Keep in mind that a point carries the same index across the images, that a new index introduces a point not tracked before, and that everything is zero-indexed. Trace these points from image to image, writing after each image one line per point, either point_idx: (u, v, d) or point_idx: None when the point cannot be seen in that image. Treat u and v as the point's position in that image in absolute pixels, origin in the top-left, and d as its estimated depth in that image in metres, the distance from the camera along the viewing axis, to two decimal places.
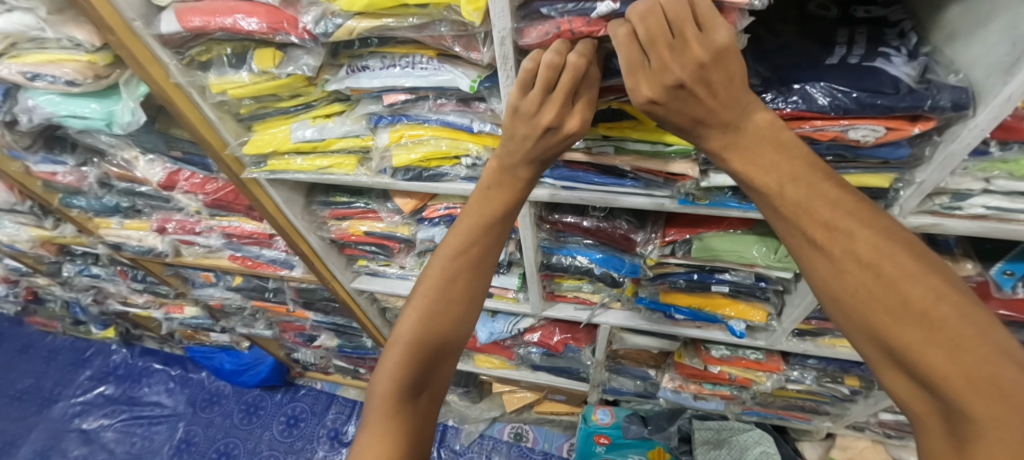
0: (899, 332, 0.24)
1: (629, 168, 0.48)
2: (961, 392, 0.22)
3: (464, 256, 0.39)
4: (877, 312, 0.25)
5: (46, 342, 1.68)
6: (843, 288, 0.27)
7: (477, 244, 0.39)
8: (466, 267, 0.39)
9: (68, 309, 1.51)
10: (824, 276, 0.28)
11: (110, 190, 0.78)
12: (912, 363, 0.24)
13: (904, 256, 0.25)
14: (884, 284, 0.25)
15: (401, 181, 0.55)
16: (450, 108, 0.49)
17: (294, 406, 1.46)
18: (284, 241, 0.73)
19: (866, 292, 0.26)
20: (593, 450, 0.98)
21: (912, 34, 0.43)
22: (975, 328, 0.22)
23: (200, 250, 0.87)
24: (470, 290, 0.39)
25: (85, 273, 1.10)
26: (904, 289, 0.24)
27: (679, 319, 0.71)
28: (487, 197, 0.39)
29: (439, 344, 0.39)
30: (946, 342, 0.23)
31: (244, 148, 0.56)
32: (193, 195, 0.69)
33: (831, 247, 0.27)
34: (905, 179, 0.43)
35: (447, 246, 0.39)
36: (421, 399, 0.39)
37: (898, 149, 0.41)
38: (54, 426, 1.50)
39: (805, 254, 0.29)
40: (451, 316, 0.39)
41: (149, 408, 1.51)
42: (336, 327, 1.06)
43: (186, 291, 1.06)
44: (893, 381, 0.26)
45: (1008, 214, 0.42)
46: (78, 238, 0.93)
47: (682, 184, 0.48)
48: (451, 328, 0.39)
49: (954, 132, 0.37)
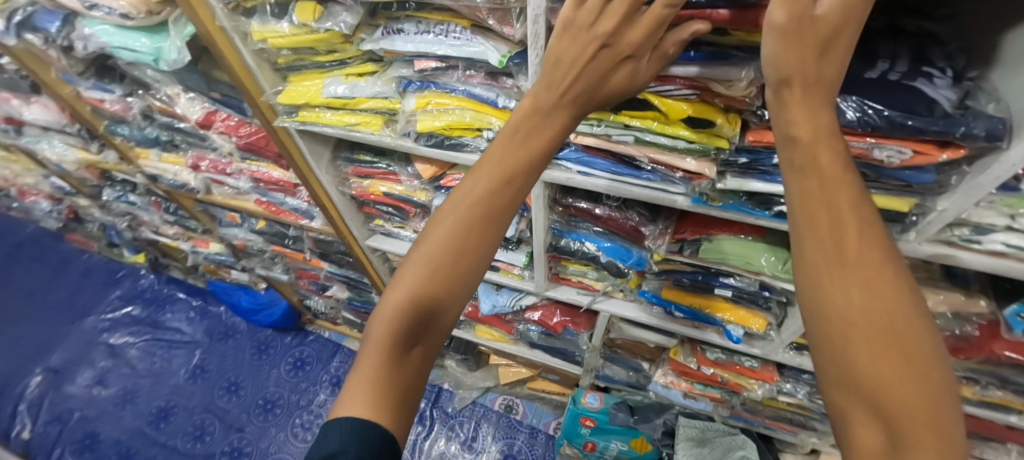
0: (875, 364, 0.24)
1: (645, 159, 0.49)
2: (916, 445, 0.23)
3: (482, 204, 0.39)
4: (865, 338, 0.25)
5: (82, 260, 1.80)
6: (839, 290, 0.26)
7: (497, 195, 0.39)
8: (479, 221, 0.38)
9: (104, 231, 1.61)
10: (823, 275, 0.27)
11: (152, 123, 0.82)
12: (867, 379, 0.24)
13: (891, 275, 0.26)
14: (884, 317, 0.25)
15: (422, 146, 0.57)
16: (478, 80, 0.50)
17: (302, 350, 1.53)
18: (308, 190, 0.76)
19: (861, 302, 0.25)
20: (578, 431, 1.00)
21: (961, 57, 0.41)
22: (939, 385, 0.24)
23: (229, 191, 0.91)
24: (484, 244, 0.39)
25: (123, 199, 1.16)
26: (897, 330, 0.25)
27: (678, 316, 0.72)
28: (515, 145, 0.39)
29: (442, 296, 0.38)
30: (920, 398, 0.23)
31: (278, 97, 0.58)
32: (227, 136, 0.72)
33: (841, 249, 0.27)
34: (926, 205, 0.42)
35: (466, 198, 0.39)
36: (412, 352, 0.38)
37: (923, 173, 0.40)
38: (84, 336, 1.62)
39: (814, 251, 0.27)
40: (461, 266, 0.38)
41: (170, 333, 1.61)
42: (348, 280, 1.10)
43: (213, 228, 1.11)
44: (840, 408, 0.26)
45: None
46: (120, 166, 0.98)
47: (697, 182, 0.48)
48: (459, 278, 0.39)
49: (987, 161, 0.36)
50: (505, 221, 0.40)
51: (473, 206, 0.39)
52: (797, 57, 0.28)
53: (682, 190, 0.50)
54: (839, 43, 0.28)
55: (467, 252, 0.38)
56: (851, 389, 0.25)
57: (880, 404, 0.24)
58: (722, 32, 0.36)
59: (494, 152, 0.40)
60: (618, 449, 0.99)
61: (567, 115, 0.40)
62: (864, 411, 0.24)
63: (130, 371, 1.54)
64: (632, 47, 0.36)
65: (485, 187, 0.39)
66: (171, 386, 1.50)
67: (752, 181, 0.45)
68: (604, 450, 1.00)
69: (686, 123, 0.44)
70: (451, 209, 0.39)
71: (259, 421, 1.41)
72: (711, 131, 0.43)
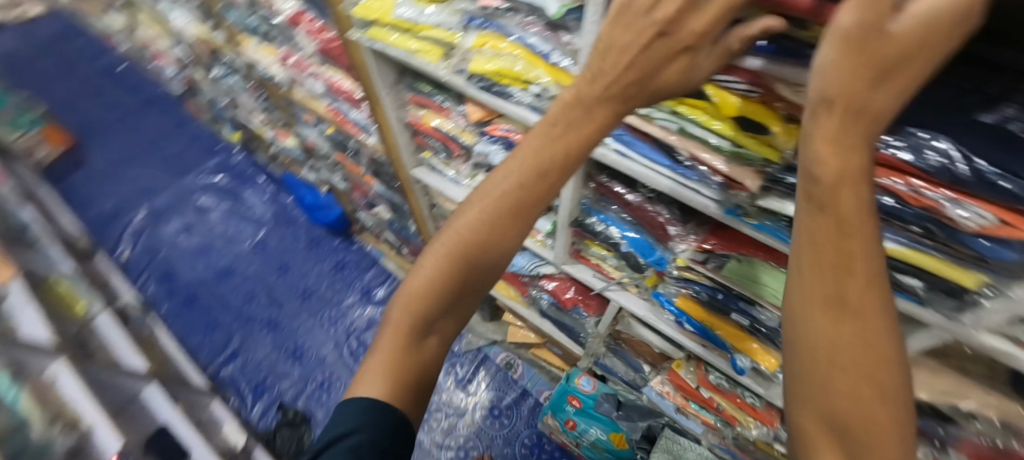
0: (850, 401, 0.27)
1: (686, 154, 0.45)
2: None
3: (509, 195, 0.41)
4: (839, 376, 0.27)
5: (192, 125, 2.04)
6: (835, 340, 0.27)
7: (526, 189, 0.41)
8: (505, 213, 0.41)
9: (212, 105, 1.80)
10: (818, 326, 0.27)
11: (255, 11, 0.89)
12: (837, 416, 0.27)
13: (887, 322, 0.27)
14: (865, 362, 0.26)
15: (471, 87, 0.56)
16: (536, 29, 0.48)
17: (346, 255, 1.66)
18: (370, 106, 0.80)
19: (849, 353, 0.26)
20: (563, 407, 1.01)
21: None
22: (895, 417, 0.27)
23: (306, 91, 0.98)
24: (511, 235, 0.42)
25: (226, 78, 1.29)
26: (872, 372, 0.27)
27: (688, 329, 0.68)
28: (548, 143, 0.40)
29: (465, 281, 0.43)
30: (880, 438, 0.27)
31: (356, 9, 0.61)
32: (310, 38, 0.77)
33: (846, 302, 0.26)
34: (998, 287, 0.35)
35: (491, 195, 0.42)
36: (431, 338, 0.43)
37: (1004, 250, 0.33)
38: (180, 189, 1.87)
39: (816, 299, 0.27)
40: (484, 252, 0.42)
41: (245, 207, 1.81)
42: (392, 202, 1.16)
43: (292, 124, 1.21)
44: (803, 424, 0.29)
45: None
46: (226, 46, 1.08)
47: (734, 192, 0.44)
48: (483, 267, 0.43)
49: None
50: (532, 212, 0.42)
51: (503, 200, 0.41)
52: (848, 76, 0.23)
53: (716, 197, 0.46)
54: (908, 69, 0.23)
55: (490, 242, 0.42)
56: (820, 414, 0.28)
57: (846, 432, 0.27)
58: (801, 25, 0.31)
59: (529, 144, 0.40)
60: (595, 437, 0.98)
61: (609, 111, 0.37)
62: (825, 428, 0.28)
63: (208, 229, 1.76)
64: (694, 37, 0.32)
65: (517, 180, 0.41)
66: (236, 253, 1.70)
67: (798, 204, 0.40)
68: (581, 433, 1.00)
69: (735, 121, 0.40)
70: (479, 203, 0.42)
71: (296, 304, 1.58)
72: (764, 138, 0.39)
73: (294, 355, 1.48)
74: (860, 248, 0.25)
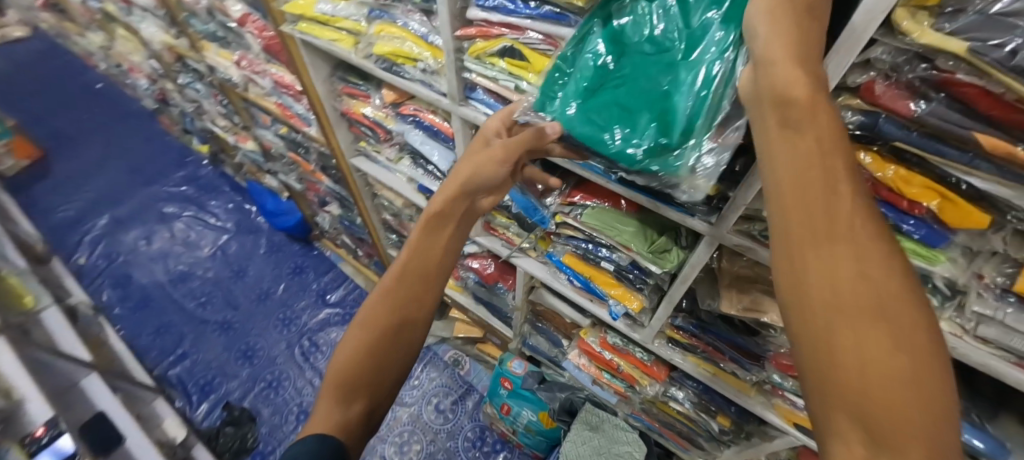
0: (845, 329, 0.21)
1: (564, 179, 0.64)
2: (872, 405, 0.19)
3: (416, 264, 0.48)
4: (823, 323, 0.22)
5: (163, 139, 2.01)
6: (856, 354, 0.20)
7: (412, 264, 0.48)
8: (391, 312, 0.46)
9: (182, 117, 1.81)
10: (860, 343, 0.20)
11: (212, 18, 1.00)
12: (847, 383, 0.20)
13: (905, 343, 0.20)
14: (876, 293, 0.21)
15: (377, 68, 0.66)
16: (416, 16, 0.59)
17: (304, 260, 1.63)
18: (307, 99, 0.88)
19: (828, 350, 0.21)
20: (498, 392, 1.05)
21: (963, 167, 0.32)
22: (940, 386, 0.19)
23: (259, 91, 1.06)
24: (427, 290, 0.47)
25: (193, 86, 1.37)
26: (895, 321, 0.20)
27: (577, 286, 0.75)
28: (421, 270, 0.48)
29: (389, 365, 0.45)
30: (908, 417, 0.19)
31: (286, 6, 0.71)
32: (256, 38, 0.88)
33: (838, 272, 0.22)
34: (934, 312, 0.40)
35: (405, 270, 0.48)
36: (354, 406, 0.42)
37: None
38: (146, 199, 1.83)
39: (807, 283, 0.23)
40: (379, 370, 0.44)
41: (209, 216, 1.77)
42: (341, 198, 1.19)
43: (250, 126, 1.27)
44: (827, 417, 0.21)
45: (1008, 348, 0.37)
46: (188, 51, 1.18)
47: (574, 201, 0.63)
48: (393, 320, 0.46)
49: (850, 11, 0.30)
50: (408, 321, 0.46)
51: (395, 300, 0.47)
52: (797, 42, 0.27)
53: (603, 238, 0.63)
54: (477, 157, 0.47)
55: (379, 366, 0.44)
56: (850, 381, 0.20)
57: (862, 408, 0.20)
58: None
59: (404, 272, 0.48)
60: (527, 420, 1.01)
61: (439, 258, 0.48)
62: (854, 427, 0.20)
63: (169, 236, 1.72)
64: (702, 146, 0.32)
65: (416, 245, 0.48)
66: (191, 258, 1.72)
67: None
68: (516, 416, 1.03)
69: None
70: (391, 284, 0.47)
71: (251, 305, 1.53)
72: None
73: (244, 355, 1.43)
74: (802, 175, 0.24)
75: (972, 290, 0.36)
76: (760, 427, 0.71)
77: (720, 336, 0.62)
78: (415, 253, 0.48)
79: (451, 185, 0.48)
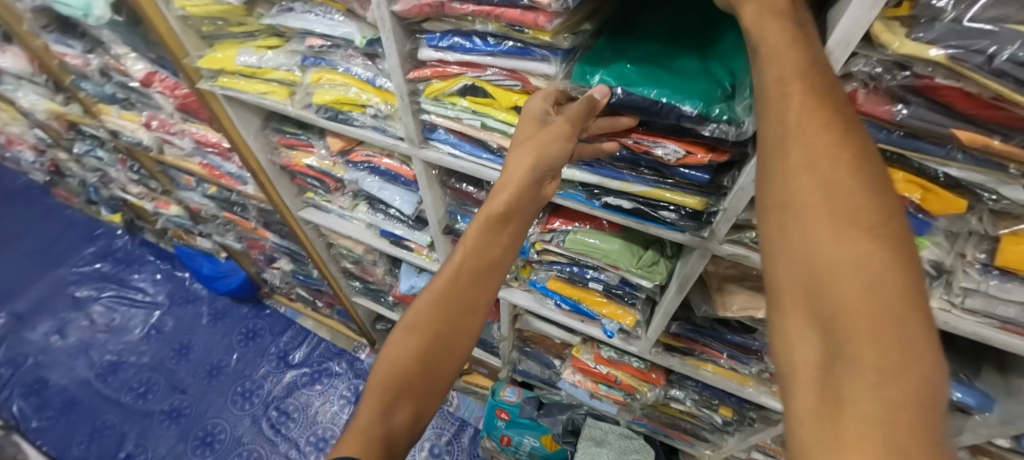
0: (797, 229, 0.18)
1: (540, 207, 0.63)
2: (830, 297, 0.16)
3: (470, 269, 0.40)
4: (783, 219, 0.19)
5: (64, 215, 1.77)
6: (812, 244, 0.18)
7: (469, 263, 0.40)
8: (446, 315, 0.40)
9: (84, 187, 1.60)
10: (816, 235, 0.18)
11: (108, 80, 0.88)
12: (810, 278, 0.18)
13: (875, 234, 0.17)
14: (835, 181, 0.18)
15: (320, 118, 0.60)
16: (358, 60, 0.54)
17: (256, 322, 1.50)
18: (239, 157, 0.79)
19: (791, 248, 0.19)
20: (495, 424, 1.01)
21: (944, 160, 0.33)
22: (903, 279, 0.16)
23: (178, 152, 0.95)
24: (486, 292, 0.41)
25: (93, 153, 1.21)
26: (852, 215, 0.17)
27: (567, 309, 0.73)
28: (478, 268, 0.41)
29: (443, 368, 0.40)
30: (873, 307, 0.15)
31: (200, 60, 0.63)
32: (166, 97, 0.78)
33: (801, 164, 0.19)
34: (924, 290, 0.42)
35: (457, 266, 0.40)
36: (401, 411, 0.38)
37: (702, 174, 0.41)
38: (52, 287, 1.59)
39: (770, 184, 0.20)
40: (433, 372, 0.40)
41: (134, 292, 1.58)
42: (291, 252, 1.10)
43: (172, 190, 1.14)
44: (782, 326, 0.18)
45: (1001, 318, 0.39)
46: (83, 118, 1.04)
47: (554, 228, 0.61)
48: (446, 324, 0.40)
49: (828, 30, 0.30)
50: (461, 325, 0.40)
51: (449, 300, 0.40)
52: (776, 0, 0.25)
53: (589, 260, 0.62)
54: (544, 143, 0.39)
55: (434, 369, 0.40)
56: (802, 281, 0.18)
57: (819, 298, 0.17)
58: None
59: (458, 269, 0.40)
60: (530, 447, 0.98)
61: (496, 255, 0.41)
62: (811, 329, 0.17)
63: (89, 324, 1.51)
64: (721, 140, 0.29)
65: (473, 245, 0.40)
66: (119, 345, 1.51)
67: (581, 170, 0.48)
68: (518, 446, 0.99)
69: (518, 112, 0.47)
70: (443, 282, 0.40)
71: (202, 384, 1.38)
72: (658, 193, 0.45)
73: (203, 443, 1.28)
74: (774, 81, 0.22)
75: (957, 268, 0.39)
76: (762, 413, 0.73)
77: (716, 337, 0.63)
78: (473, 247, 0.40)
79: (522, 168, 0.39)
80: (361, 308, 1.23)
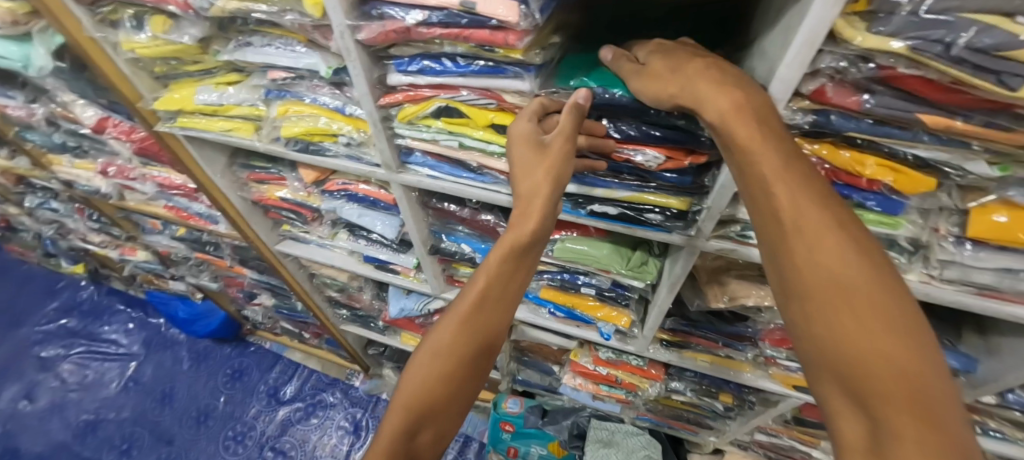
0: (824, 313, 0.23)
1: None
2: (870, 386, 0.21)
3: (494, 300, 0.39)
4: (819, 317, 0.23)
5: (20, 271, 1.67)
6: (846, 341, 0.22)
7: (494, 290, 0.38)
8: (470, 346, 0.38)
9: (39, 241, 1.51)
10: (847, 333, 0.22)
11: (56, 128, 0.83)
12: (848, 371, 0.22)
13: (886, 331, 0.21)
14: (854, 289, 0.23)
15: (291, 151, 0.59)
16: (325, 90, 0.53)
17: (242, 361, 1.44)
18: (208, 197, 0.76)
19: (825, 344, 0.23)
20: (500, 437, 1.01)
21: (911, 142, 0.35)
22: (923, 367, 0.21)
23: (141, 196, 0.90)
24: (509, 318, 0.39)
25: (46, 205, 1.15)
26: (874, 313, 0.22)
27: (560, 316, 0.73)
28: (502, 293, 0.39)
29: (468, 391, 0.39)
30: (907, 397, 0.20)
31: (156, 102, 0.60)
32: (122, 141, 0.74)
33: (820, 271, 0.24)
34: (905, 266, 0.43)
35: (481, 294, 0.38)
36: (423, 434, 0.38)
37: (683, 176, 0.42)
38: (15, 350, 1.49)
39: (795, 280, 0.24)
40: (456, 397, 0.38)
41: (106, 345, 1.50)
42: (272, 287, 1.07)
43: (137, 236, 1.10)
44: (827, 399, 0.24)
45: (981, 287, 0.40)
46: (32, 170, 0.99)
47: None
48: (471, 353, 0.38)
49: (792, 31, 0.30)
50: (486, 352, 0.39)
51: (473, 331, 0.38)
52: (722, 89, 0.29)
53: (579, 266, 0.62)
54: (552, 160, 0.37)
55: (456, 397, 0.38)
56: (838, 368, 0.23)
57: (857, 385, 0.22)
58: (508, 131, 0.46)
59: (481, 297, 0.38)
60: (538, 454, 0.99)
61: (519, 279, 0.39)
62: (852, 406, 0.22)
63: (59, 384, 1.42)
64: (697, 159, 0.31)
65: (496, 274, 0.38)
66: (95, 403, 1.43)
67: None
68: (526, 456, 1.00)
69: (495, 129, 0.47)
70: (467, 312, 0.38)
71: (190, 433, 1.32)
72: (642, 197, 0.46)
73: None
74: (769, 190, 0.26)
75: (933, 243, 0.40)
76: (760, 395, 0.75)
77: (710, 328, 0.64)
78: (493, 276, 0.38)
79: (540, 190, 0.36)
80: (350, 335, 1.20)
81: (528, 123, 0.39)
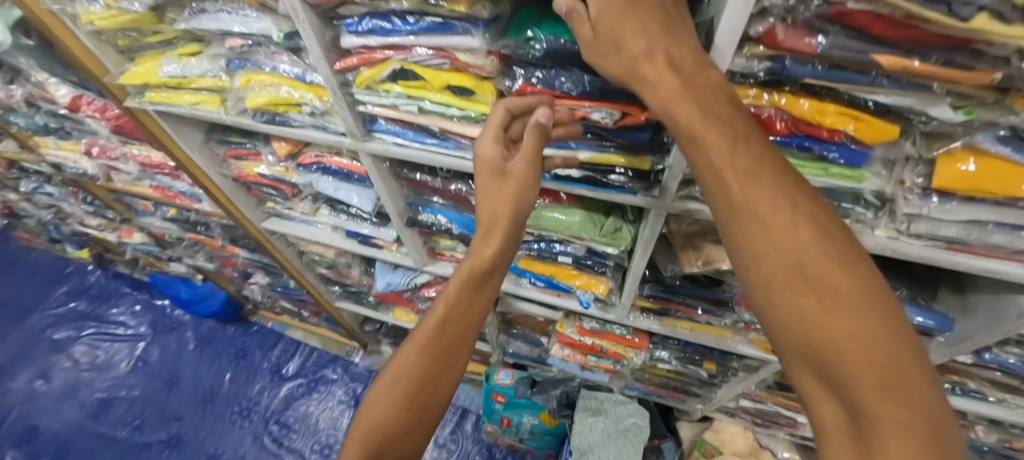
0: (782, 287, 0.22)
1: None
2: (835, 359, 0.20)
3: (463, 303, 0.39)
4: (775, 291, 0.22)
5: (28, 257, 1.71)
6: (802, 310, 0.21)
7: (460, 305, 0.39)
8: (435, 361, 0.39)
9: (43, 226, 1.54)
10: (803, 305, 0.21)
11: (38, 110, 0.83)
12: (813, 344, 0.21)
13: (848, 295, 0.20)
14: (805, 252, 0.21)
15: (258, 122, 0.58)
16: (284, 57, 0.52)
17: (245, 340, 1.48)
18: (188, 175, 0.77)
19: (785, 318, 0.22)
20: (492, 407, 1.02)
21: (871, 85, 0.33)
22: (886, 328, 0.19)
23: (127, 177, 0.91)
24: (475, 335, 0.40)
25: (41, 190, 1.16)
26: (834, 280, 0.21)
27: (540, 286, 0.73)
28: (470, 303, 0.40)
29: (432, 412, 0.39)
30: (874, 363, 0.19)
31: (121, 77, 0.59)
32: (99, 120, 0.74)
33: (771, 239, 0.22)
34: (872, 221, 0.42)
35: (448, 308, 0.39)
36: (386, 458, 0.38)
37: (641, 133, 0.41)
38: (28, 334, 1.54)
39: (745, 251, 0.23)
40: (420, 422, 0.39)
41: (114, 327, 1.54)
42: (264, 265, 1.08)
43: (131, 217, 1.11)
44: (800, 382, 0.22)
45: (946, 240, 0.39)
46: (22, 154, 1.00)
47: None
48: (436, 371, 0.39)
49: None
50: (453, 367, 0.40)
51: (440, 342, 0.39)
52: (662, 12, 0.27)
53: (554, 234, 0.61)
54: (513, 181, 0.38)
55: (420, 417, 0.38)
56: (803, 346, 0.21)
57: (821, 359, 0.20)
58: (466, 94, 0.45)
59: (447, 312, 0.39)
60: (530, 424, 1.01)
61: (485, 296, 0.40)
62: (823, 385, 0.21)
63: (72, 365, 1.47)
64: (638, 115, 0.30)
65: (462, 285, 0.40)
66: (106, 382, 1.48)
67: None
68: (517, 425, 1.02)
69: (452, 90, 0.46)
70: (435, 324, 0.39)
71: (197, 409, 1.36)
72: (603, 157, 0.45)
73: None
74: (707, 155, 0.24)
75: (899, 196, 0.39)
76: (743, 361, 0.75)
77: (688, 294, 0.64)
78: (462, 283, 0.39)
79: (503, 211, 0.39)
80: (345, 312, 1.22)
81: (494, 144, 0.39)
